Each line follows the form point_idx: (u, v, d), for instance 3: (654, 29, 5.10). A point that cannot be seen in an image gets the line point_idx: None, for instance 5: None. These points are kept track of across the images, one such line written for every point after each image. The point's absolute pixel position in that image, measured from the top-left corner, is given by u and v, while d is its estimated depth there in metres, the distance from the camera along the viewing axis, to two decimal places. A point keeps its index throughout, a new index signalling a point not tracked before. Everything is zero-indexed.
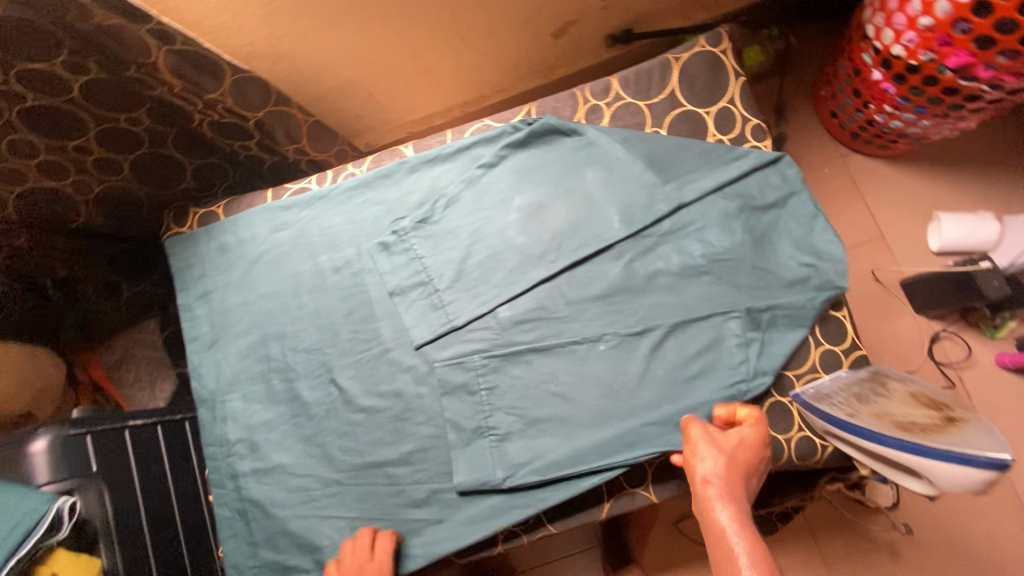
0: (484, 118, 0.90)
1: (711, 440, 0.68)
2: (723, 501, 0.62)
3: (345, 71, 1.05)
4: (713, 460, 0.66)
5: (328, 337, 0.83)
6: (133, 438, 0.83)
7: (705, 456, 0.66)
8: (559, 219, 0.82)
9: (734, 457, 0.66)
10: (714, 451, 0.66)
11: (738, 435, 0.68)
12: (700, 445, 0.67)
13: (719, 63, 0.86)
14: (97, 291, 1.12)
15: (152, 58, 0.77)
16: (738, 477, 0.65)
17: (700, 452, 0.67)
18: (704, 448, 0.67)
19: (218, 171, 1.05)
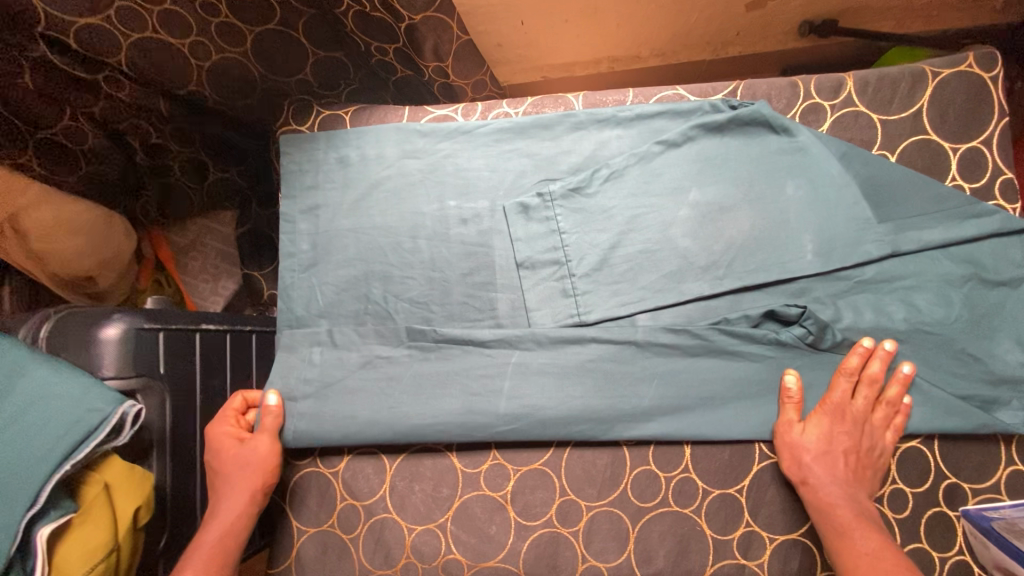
0: (675, 86, 0.75)
1: (817, 425, 0.62)
2: (834, 493, 0.60)
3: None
4: (819, 451, 0.61)
5: (438, 294, 0.72)
6: (203, 344, 0.76)
7: (811, 450, 0.62)
8: (739, 230, 0.68)
9: (843, 440, 0.62)
10: (819, 442, 0.62)
11: (849, 417, 0.62)
12: (805, 440, 0.62)
13: (986, 93, 0.69)
14: (182, 170, 1.03)
15: None
16: (851, 458, 0.62)
17: (805, 448, 0.62)
18: (809, 443, 0.62)
19: (342, 70, 0.93)
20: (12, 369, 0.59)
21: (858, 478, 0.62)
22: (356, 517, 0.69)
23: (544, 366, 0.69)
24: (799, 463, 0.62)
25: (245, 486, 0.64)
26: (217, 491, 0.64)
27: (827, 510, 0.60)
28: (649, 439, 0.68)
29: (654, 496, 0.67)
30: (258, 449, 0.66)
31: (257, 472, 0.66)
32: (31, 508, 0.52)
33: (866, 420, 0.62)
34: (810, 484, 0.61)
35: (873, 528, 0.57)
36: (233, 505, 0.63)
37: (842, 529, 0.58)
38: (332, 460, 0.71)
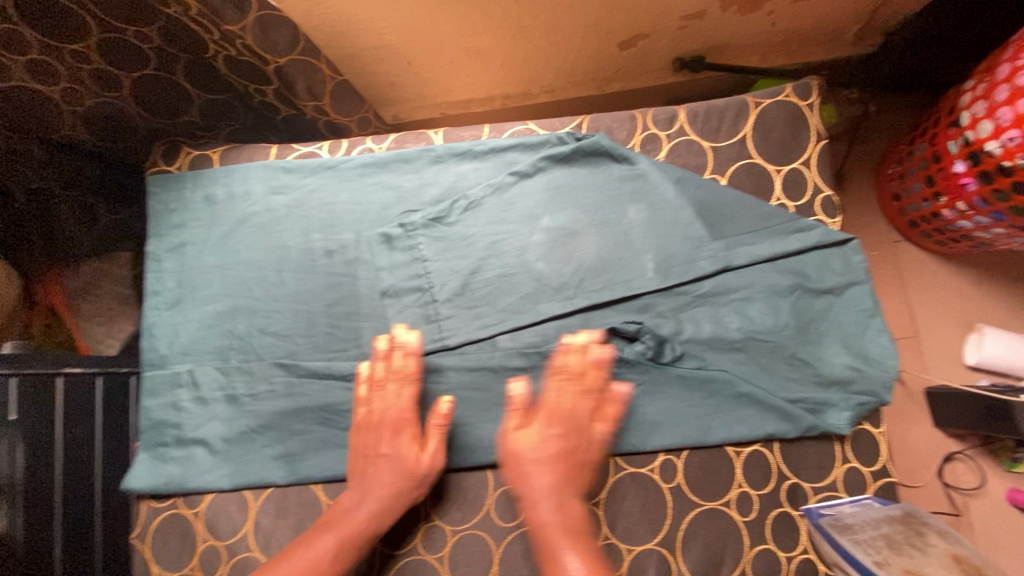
0: (528, 120, 0.80)
1: (549, 423, 0.64)
2: (543, 496, 0.60)
3: (390, 34, 0.95)
4: (556, 455, 0.63)
5: (302, 326, 0.73)
6: (68, 389, 0.74)
7: (528, 449, 0.63)
8: (586, 253, 0.73)
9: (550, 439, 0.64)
10: (535, 443, 0.63)
11: (570, 424, 0.65)
12: (528, 439, 0.64)
13: (803, 119, 0.76)
14: (72, 214, 1.03)
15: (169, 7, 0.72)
16: (570, 462, 0.63)
17: (524, 449, 0.64)
18: (528, 443, 0.64)
19: (229, 111, 0.95)
20: None
21: (567, 480, 0.62)
22: (218, 558, 0.68)
23: None
24: (525, 464, 0.63)
25: (391, 494, 0.63)
26: (358, 486, 0.64)
27: (542, 510, 0.60)
28: None
29: (517, 514, 0.68)
30: (419, 461, 0.64)
31: (413, 485, 0.64)
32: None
33: (585, 423, 0.65)
34: (532, 494, 0.61)
35: (576, 529, 0.58)
36: (375, 507, 0.62)
37: (550, 531, 0.58)
38: (195, 499, 0.70)
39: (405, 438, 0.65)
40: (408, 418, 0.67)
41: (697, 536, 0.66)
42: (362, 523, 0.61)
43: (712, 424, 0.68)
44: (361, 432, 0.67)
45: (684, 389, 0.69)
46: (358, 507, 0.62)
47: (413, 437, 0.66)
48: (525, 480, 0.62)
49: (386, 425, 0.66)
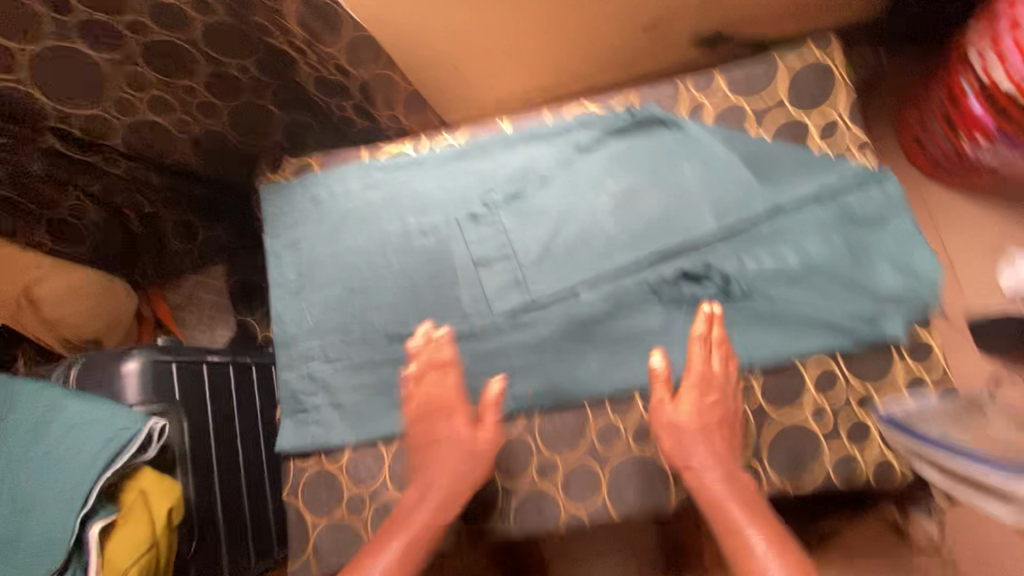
0: (583, 101, 0.90)
1: (694, 392, 0.75)
2: (712, 472, 0.71)
3: (442, 42, 1.06)
4: (702, 427, 0.73)
5: (410, 299, 0.84)
6: (211, 374, 0.86)
7: (682, 420, 0.74)
8: (650, 210, 0.83)
9: (710, 415, 0.74)
10: (689, 417, 0.74)
11: (722, 398, 0.75)
12: (684, 412, 0.75)
13: (829, 71, 0.84)
14: (174, 235, 1.15)
15: (275, 37, 0.85)
16: (717, 433, 0.74)
17: (673, 419, 0.75)
18: (679, 416, 0.75)
19: (308, 128, 1.06)
20: (48, 408, 0.68)
21: (726, 449, 0.74)
22: (362, 501, 0.78)
23: (506, 346, 0.81)
24: (682, 436, 0.74)
25: (454, 485, 0.75)
26: (418, 485, 0.75)
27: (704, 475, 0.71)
28: (605, 394, 0.79)
29: (616, 440, 0.78)
30: (477, 439, 0.76)
31: (467, 463, 0.75)
32: (84, 507, 0.62)
33: (719, 384, 0.75)
34: (692, 467, 0.72)
35: (738, 496, 0.70)
36: (434, 502, 0.74)
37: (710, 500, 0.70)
38: (334, 455, 0.80)
39: (457, 421, 0.78)
40: (454, 403, 0.79)
41: (779, 442, 0.75)
42: (426, 519, 0.73)
43: (782, 344, 0.76)
44: (418, 423, 0.78)
45: (751, 316, 0.78)
46: (417, 506, 0.74)
47: (464, 418, 0.78)
48: (681, 455, 0.73)
49: (433, 412, 0.79)
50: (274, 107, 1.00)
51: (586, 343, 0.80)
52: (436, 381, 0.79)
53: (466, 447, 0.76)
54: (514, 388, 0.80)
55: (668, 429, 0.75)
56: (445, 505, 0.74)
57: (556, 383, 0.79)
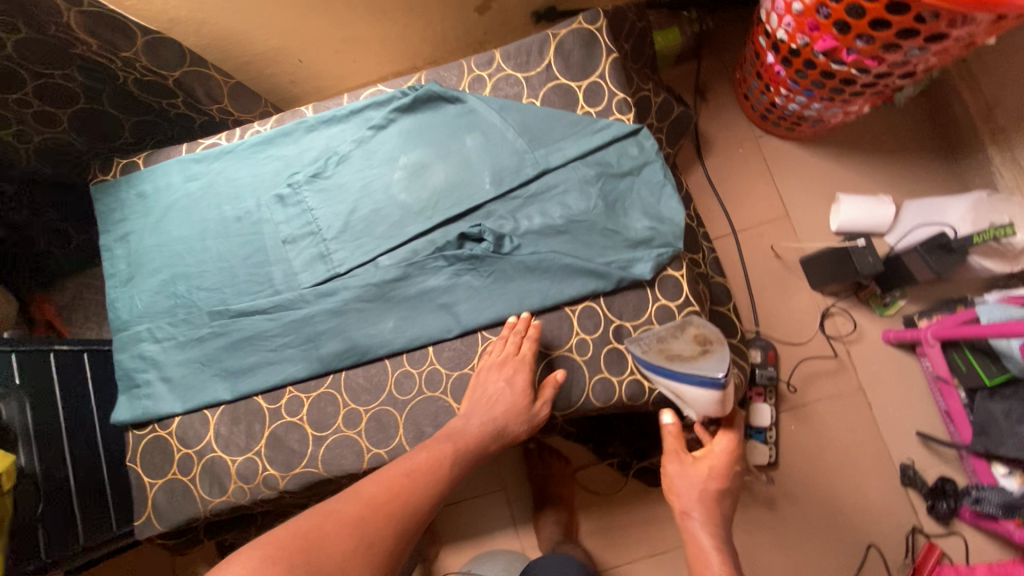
0: (378, 84, 0.97)
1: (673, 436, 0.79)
2: (700, 520, 0.72)
3: (269, 40, 1.12)
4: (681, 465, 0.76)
5: (228, 278, 0.93)
6: (59, 361, 0.95)
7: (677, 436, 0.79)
8: (436, 180, 0.91)
9: (719, 472, 0.75)
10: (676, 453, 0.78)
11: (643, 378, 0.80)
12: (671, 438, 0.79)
13: (594, 40, 0.92)
14: (47, 240, 1.22)
15: (77, 49, 0.94)
16: (724, 497, 0.74)
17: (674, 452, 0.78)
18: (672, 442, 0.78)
19: (153, 127, 1.14)
20: None
21: (719, 505, 0.73)
22: (192, 461, 0.88)
23: (313, 313, 0.90)
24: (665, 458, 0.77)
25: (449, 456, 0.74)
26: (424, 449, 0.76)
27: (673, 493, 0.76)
28: (400, 349, 0.88)
29: (411, 388, 0.87)
30: (530, 402, 0.80)
31: (514, 409, 0.79)
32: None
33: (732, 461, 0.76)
34: (686, 516, 0.72)
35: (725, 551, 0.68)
36: (425, 460, 0.73)
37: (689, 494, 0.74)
38: (166, 422, 0.90)
39: (518, 379, 0.81)
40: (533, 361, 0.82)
41: (550, 377, 0.86)
42: (405, 478, 0.70)
43: (548, 290, 0.86)
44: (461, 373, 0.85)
45: (523, 269, 0.87)
46: (414, 458, 0.73)
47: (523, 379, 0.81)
48: (682, 507, 0.74)
49: (507, 364, 0.82)
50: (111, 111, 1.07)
51: (382, 305, 0.89)
52: (500, 351, 0.84)
53: (508, 395, 0.79)
54: (321, 350, 0.89)
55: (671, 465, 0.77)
56: (491, 429, 0.78)
57: (356, 343, 0.88)
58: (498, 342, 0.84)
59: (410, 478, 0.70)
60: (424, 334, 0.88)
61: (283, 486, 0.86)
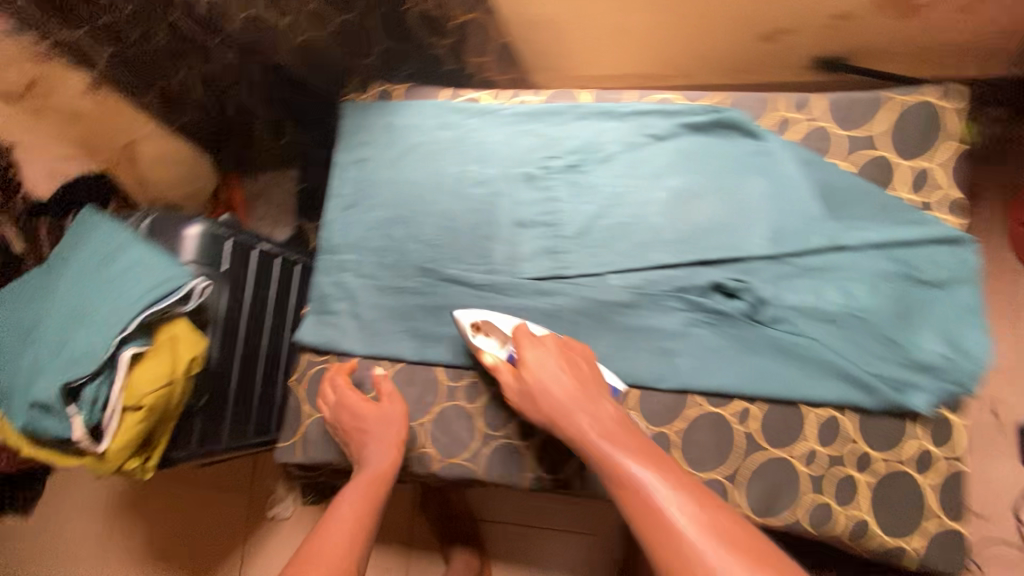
0: (674, 91, 0.87)
1: (572, 376, 0.70)
2: (651, 498, 0.54)
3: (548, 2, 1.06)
4: (597, 419, 0.66)
5: (448, 240, 0.88)
6: (259, 259, 0.93)
7: (551, 367, 0.71)
8: (703, 215, 0.81)
9: (625, 439, 0.63)
10: (568, 382, 0.70)
11: (577, 350, 0.74)
12: (545, 363, 0.72)
13: (943, 119, 0.78)
14: (262, 131, 1.24)
15: None
16: (663, 462, 0.59)
17: (551, 375, 0.71)
18: (551, 368, 0.71)
19: (400, 58, 1.14)
20: (118, 246, 0.77)
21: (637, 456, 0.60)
22: (355, 408, 0.85)
23: (523, 307, 0.83)
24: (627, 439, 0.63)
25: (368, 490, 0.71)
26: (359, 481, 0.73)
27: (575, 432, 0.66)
28: (602, 380, 0.79)
29: None
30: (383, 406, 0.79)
31: (392, 422, 0.79)
32: (124, 330, 0.67)
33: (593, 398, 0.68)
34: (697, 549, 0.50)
35: (734, 534, 0.51)
36: (354, 499, 0.69)
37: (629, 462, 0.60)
38: (344, 359, 0.87)
39: (399, 407, 0.80)
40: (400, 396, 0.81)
41: (761, 475, 0.74)
42: (352, 520, 0.66)
43: (793, 380, 0.75)
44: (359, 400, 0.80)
45: (772, 347, 0.76)
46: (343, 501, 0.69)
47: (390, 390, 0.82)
48: (662, 530, 0.52)
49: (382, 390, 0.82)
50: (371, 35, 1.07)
51: (597, 327, 0.80)
52: (326, 404, 0.82)
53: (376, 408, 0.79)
54: None
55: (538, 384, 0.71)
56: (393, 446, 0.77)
57: None
58: (336, 387, 0.82)
59: (323, 526, 0.65)
60: (633, 374, 0.78)
61: (436, 470, 0.81)
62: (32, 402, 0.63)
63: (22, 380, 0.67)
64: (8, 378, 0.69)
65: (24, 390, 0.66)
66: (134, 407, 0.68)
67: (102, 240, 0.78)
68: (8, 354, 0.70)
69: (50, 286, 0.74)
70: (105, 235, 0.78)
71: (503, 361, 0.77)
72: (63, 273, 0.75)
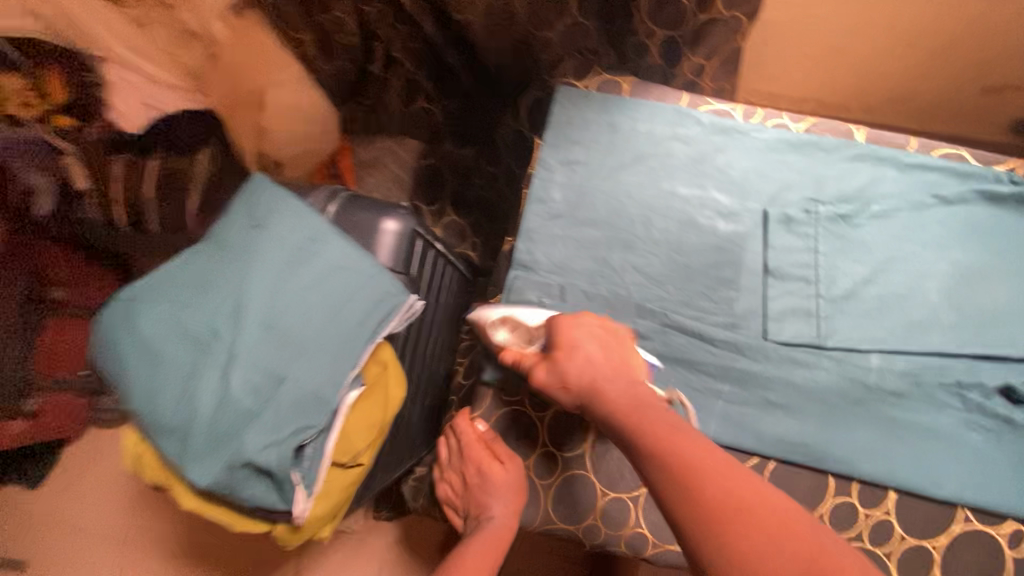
0: (961, 147, 0.76)
1: (604, 356, 0.61)
2: (693, 448, 0.49)
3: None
4: (629, 388, 0.58)
5: (677, 277, 0.74)
6: (431, 262, 0.76)
7: (589, 346, 0.62)
8: (993, 301, 0.70)
9: (658, 412, 0.54)
10: (599, 356, 0.61)
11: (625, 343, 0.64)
12: (585, 341, 0.62)
13: None
14: (398, 91, 1.05)
15: None
16: (664, 416, 0.54)
17: (588, 349, 0.61)
18: (590, 345, 0.62)
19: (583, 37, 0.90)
20: (311, 238, 0.57)
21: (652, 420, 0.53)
22: (553, 466, 0.71)
23: (769, 377, 0.70)
24: (647, 410, 0.54)
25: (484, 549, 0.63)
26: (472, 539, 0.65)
27: (605, 411, 0.56)
28: (858, 476, 0.68)
29: (851, 528, 0.67)
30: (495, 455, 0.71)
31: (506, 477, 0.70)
32: (354, 370, 0.53)
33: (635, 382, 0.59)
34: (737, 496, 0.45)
35: (757, 492, 0.46)
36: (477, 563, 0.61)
37: (661, 425, 0.52)
38: (541, 405, 0.72)
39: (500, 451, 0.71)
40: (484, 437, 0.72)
41: None
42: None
43: None
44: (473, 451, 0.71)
45: None
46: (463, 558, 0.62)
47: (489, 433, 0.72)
48: (686, 472, 0.47)
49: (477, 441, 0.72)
50: (585, 22, 0.88)
51: (857, 411, 0.69)
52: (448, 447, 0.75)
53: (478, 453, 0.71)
54: (760, 423, 0.69)
55: (577, 367, 0.60)
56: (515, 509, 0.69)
57: (806, 437, 0.68)
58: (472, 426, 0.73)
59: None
60: (900, 477, 0.67)
61: (648, 553, 0.68)
62: (244, 462, 0.47)
63: (205, 422, 0.49)
64: (177, 410, 0.51)
65: (213, 437, 0.49)
66: (348, 463, 0.52)
67: (289, 225, 0.58)
68: (174, 374, 0.52)
69: (224, 282, 0.55)
70: (296, 216, 0.59)
71: (529, 354, 0.65)
72: (240, 266, 0.56)
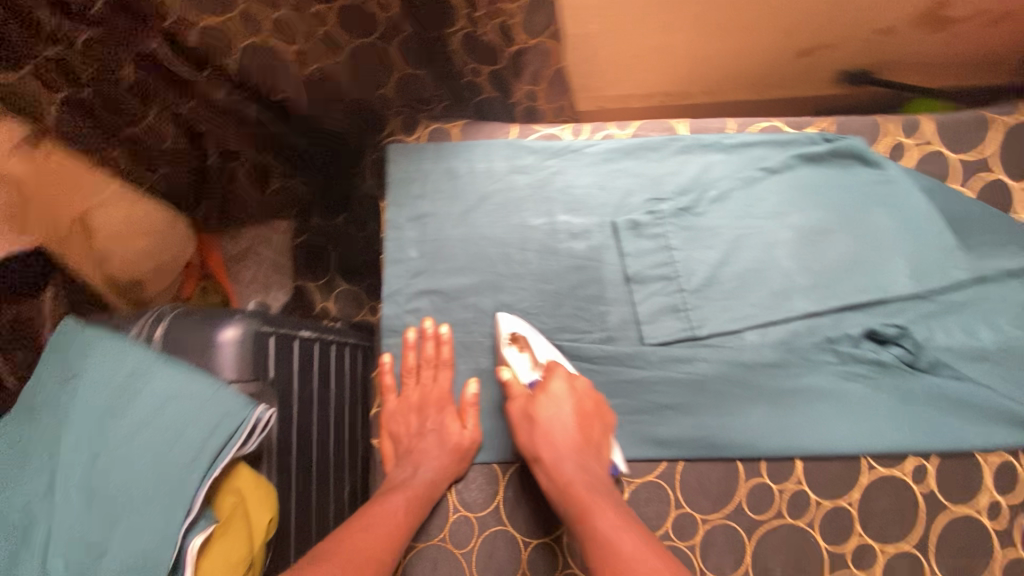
0: (774, 118, 0.80)
1: (573, 408, 0.64)
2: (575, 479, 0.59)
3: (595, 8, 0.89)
4: (570, 434, 0.62)
5: (548, 305, 0.73)
6: (300, 352, 0.70)
7: (557, 394, 0.65)
8: (838, 253, 0.73)
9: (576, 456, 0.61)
10: (567, 410, 0.64)
11: (602, 409, 0.66)
12: (557, 388, 0.65)
13: None
14: (248, 176, 1.04)
15: None
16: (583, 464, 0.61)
17: (560, 402, 0.64)
18: (563, 397, 0.65)
19: None
20: (132, 373, 0.53)
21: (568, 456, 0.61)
22: (469, 531, 0.67)
23: (655, 381, 0.71)
24: (569, 451, 0.61)
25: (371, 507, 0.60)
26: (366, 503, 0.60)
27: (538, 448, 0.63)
28: (762, 454, 0.68)
29: (769, 508, 0.67)
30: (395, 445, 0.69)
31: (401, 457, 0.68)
32: (189, 515, 0.47)
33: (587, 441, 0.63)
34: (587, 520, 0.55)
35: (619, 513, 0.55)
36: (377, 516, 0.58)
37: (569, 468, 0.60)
38: None
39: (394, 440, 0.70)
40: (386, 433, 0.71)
41: (951, 539, 0.66)
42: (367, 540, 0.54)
43: (965, 433, 0.67)
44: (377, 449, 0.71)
45: (937, 396, 0.69)
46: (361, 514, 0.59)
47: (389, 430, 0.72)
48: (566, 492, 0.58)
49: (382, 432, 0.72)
50: None
51: (744, 391, 0.70)
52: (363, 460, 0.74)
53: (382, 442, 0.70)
54: (659, 428, 0.69)
55: (531, 410, 0.65)
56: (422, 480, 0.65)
57: (704, 429, 0.69)
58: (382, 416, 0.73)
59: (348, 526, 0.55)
60: (798, 444, 0.68)
61: None
62: None
63: None
64: None
65: None
66: None
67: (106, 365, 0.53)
68: None
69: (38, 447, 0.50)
70: (113, 352, 0.54)
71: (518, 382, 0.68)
72: (54, 426, 0.51)
